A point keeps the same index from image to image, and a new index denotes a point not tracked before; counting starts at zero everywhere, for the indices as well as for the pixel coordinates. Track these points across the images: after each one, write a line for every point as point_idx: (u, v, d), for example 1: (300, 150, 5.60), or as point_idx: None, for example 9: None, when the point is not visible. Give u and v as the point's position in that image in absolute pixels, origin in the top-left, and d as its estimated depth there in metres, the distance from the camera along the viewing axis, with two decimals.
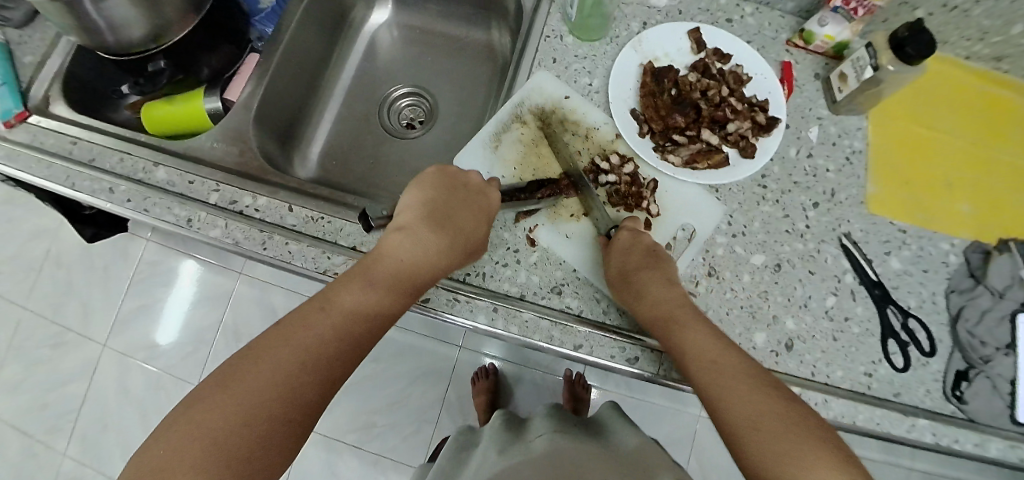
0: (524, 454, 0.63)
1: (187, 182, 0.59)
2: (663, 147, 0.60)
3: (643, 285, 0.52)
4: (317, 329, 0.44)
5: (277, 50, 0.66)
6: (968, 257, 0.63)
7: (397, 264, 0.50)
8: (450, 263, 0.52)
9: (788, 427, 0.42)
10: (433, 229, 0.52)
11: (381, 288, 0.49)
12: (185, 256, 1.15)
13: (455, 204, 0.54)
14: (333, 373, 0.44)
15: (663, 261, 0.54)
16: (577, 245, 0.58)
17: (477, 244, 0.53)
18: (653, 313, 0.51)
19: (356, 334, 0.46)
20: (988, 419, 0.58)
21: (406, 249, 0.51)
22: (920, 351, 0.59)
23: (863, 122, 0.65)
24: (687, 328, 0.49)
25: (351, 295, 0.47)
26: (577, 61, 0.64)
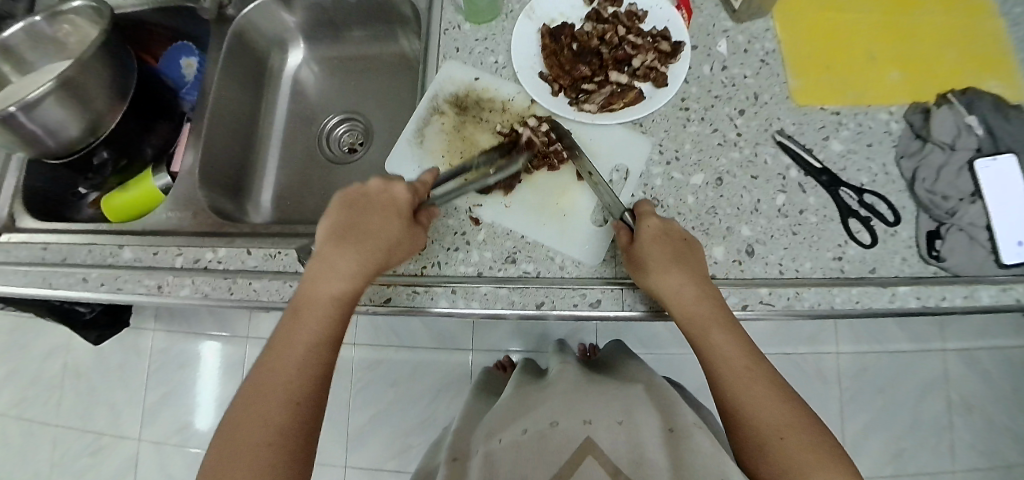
0: (537, 399, 0.61)
1: (152, 253, 0.62)
2: (577, 99, 0.62)
3: (678, 285, 0.51)
4: (281, 367, 0.49)
5: (205, 114, 0.70)
6: (909, 120, 0.63)
7: (323, 288, 0.52)
8: (374, 265, 0.53)
9: (801, 437, 0.46)
10: (345, 245, 0.53)
11: (315, 316, 0.51)
12: (193, 337, 1.19)
13: (358, 214, 0.55)
14: (304, 395, 0.49)
15: (695, 255, 0.53)
16: (518, 212, 0.59)
17: (393, 238, 0.54)
18: (688, 312, 0.51)
19: (312, 359, 0.50)
20: (972, 270, 0.58)
21: (327, 274, 0.52)
22: (884, 222, 0.59)
23: (768, 23, 0.66)
24: (719, 332, 0.51)
25: (301, 330, 0.51)
26: (479, 44, 0.65)
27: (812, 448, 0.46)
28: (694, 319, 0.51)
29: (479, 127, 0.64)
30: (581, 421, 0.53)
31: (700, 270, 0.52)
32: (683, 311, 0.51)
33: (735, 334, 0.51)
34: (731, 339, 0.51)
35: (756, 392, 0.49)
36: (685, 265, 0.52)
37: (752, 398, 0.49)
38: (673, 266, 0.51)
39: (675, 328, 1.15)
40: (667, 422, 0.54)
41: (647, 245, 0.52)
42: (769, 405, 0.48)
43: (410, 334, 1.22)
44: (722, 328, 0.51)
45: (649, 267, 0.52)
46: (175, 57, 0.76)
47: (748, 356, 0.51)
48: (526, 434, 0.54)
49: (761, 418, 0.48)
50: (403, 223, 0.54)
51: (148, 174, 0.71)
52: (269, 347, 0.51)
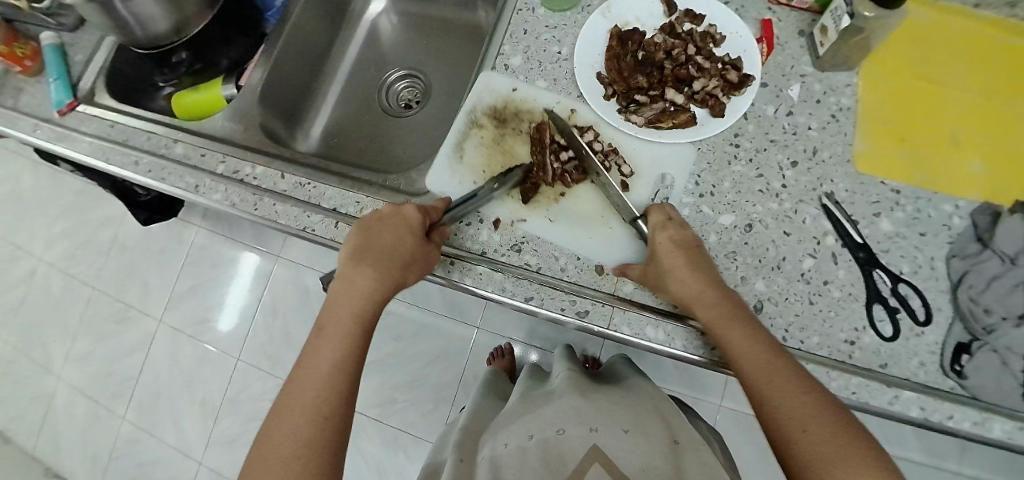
0: (544, 403, 0.59)
1: (200, 155, 0.67)
2: (626, 109, 0.61)
3: (677, 275, 0.50)
4: (309, 380, 0.49)
5: (280, 39, 0.73)
6: (975, 219, 0.58)
7: (347, 302, 0.52)
8: (394, 280, 0.53)
9: (833, 436, 0.42)
10: (359, 263, 0.53)
11: (340, 329, 0.51)
12: (231, 243, 1.28)
13: (374, 233, 0.54)
14: (331, 407, 0.48)
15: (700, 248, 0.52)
16: (564, 225, 0.58)
17: (410, 255, 0.53)
18: (702, 310, 0.49)
19: (338, 371, 0.49)
20: (994, 397, 0.52)
21: (349, 292, 0.52)
22: (912, 320, 0.55)
23: (851, 78, 0.62)
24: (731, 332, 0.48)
25: (325, 343, 0.51)
26: (547, 31, 0.65)
27: (834, 427, 0.42)
28: (714, 323, 0.49)
29: (518, 139, 0.63)
30: (587, 428, 0.52)
31: (705, 262, 0.51)
32: (705, 314, 0.49)
33: (754, 333, 0.48)
34: (751, 340, 0.47)
35: (782, 388, 0.45)
36: (701, 267, 0.51)
37: (779, 398, 0.45)
38: (688, 267, 0.50)
39: (681, 365, 1.12)
40: (673, 434, 0.53)
41: (661, 248, 0.52)
42: (796, 402, 0.44)
43: (424, 296, 1.26)
44: (740, 329, 0.48)
45: (663, 267, 0.52)
46: None
47: (769, 351, 0.47)
48: (532, 441, 0.53)
49: (786, 412, 0.44)
50: (418, 242, 0.54)
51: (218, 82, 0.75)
52: (299, 362, 0.51)
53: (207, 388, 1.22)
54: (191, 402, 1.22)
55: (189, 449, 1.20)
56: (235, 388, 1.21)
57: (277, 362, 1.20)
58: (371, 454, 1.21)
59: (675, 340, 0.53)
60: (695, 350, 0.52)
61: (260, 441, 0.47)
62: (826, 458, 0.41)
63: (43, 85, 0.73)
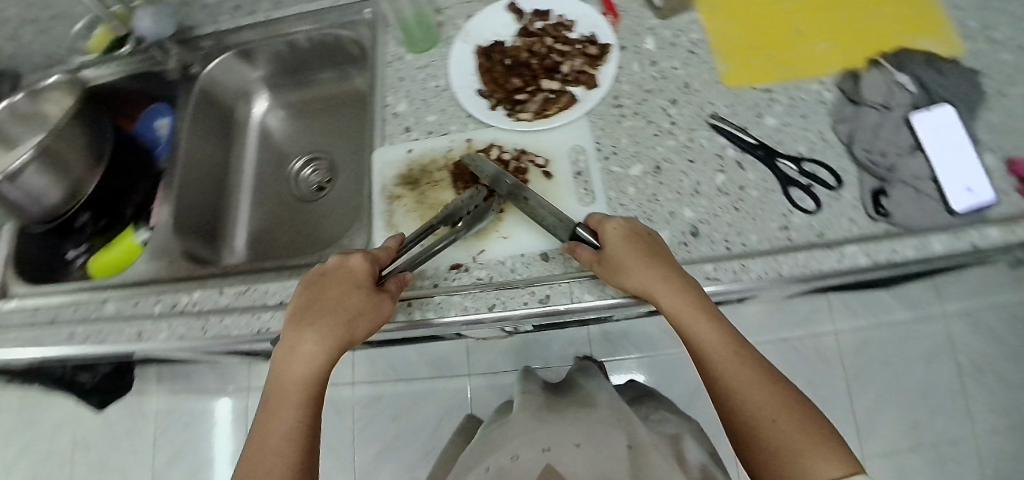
0: (501, 431, 0.58)
1: (134, 304, 0.66)
2: (513, 110, 0.64)
3: (638, 272, 0.50)
4: (263, 457, 0.46)
5: (176, 170, 0.75)
6: (841, 87, 0.64)
7: (297, 373, 0.49)
8: (343, 338, 0.50)
9: (795, 427, 0.43)
10: (306, 326, 0.50)
11: (292, 397, 0.48)
12: (199, 393, 1.22)
13: (320, 291, 0.52)
14: (289, 479, 0.45)
15: (656, 245, 0.52)
16: (519, 238, 0.60)
17: (359, 310, 0.51)
18: (666, 303, 0.49)
19: (292, 443, 0.46)
20: (925, 222, 0.57)
21: (296, 360, 0.49)
22: (827, 187, 0.60)
23: (693, 15, 0.69)
24: (696, 325, 0.49)
25: (277, 415, 0.48)
26: (419, 71, 0.69)
27: (796, 418, 0.44)
28: (679, 311, 0.49)
29: (437, 187, 0.63)
30: (540, 449, 0.52)
31: (668, 259, 0.51)
32: (671, 303, 0.49)
33: (717, 319, 0.49)
34: (717, 327, 0.48)
35: (745, 372, 0.46)
36: (659, 260, 0.51)
37: (744, 384, 0.46)
38: (649, 261, 0.50)
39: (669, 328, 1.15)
40: (627, 439, 0.53)
41: (618, 246, 0.51)
42: (760, 388, 0.45)
43: (406, 364, 1.19)
44: (706, 318, 0.49)
45: (626, 268, 0.51)
46: (149, 119, 0.81)
47: (734, 343, 0.48)
48: (488, 472, 0.52)
49: (750, 402, 0.45)
50: (365, 295, 0.52)
51: (129, 231, 0.75)
52: (252, 437, 0.48)
53: None
54: None
55: None
56: None
57: None
58: None
59: None
60: None
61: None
62: (791, 445, 0.42)
63: None
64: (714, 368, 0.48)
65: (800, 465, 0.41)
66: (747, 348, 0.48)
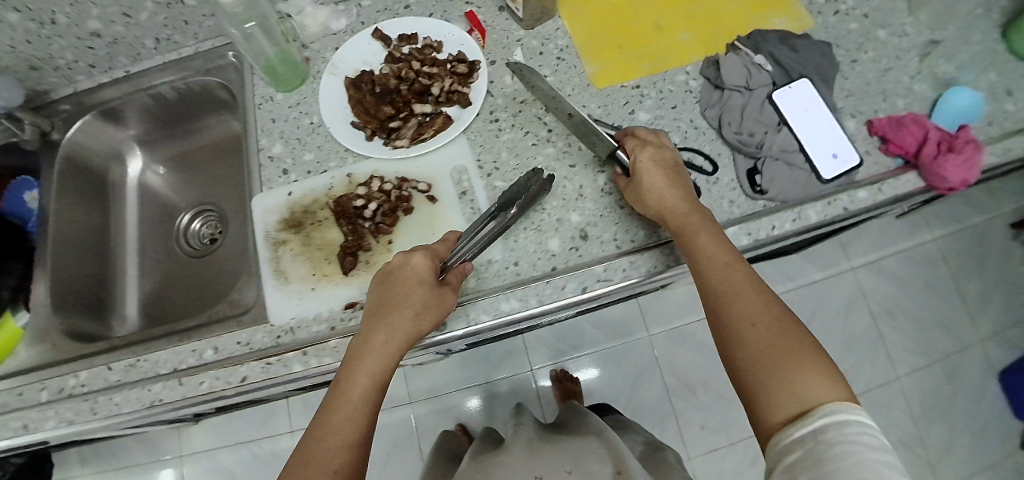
0: (498, 464, 0.62)
1: (13, 395, 0.60)
2: (390, 138, 0.63)
3: (652, 189, 0.54)
4: (324, 440, 0.45)
5: (46, 247, 0.69)
6: (705, 75, 0.67)
7: (365, 361, 0.48)
8: (407, 335, 0.49)
9: (782, 333, 0.44)
10: (376, 317, 0.50)
11: (359, 386, 0.47)
12: (126, 473, 1.12)
13: (396, 280, 0.51)
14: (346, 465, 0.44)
15: (676, 172, 0.56)
16: None
17: (421, 306, 0.49)
18: (675, 219, 0.53)
19: (353, 430, 0.45)
20: (798, 194, 0.61)
21: (366, 349, 0.48)
22: (704, 173, 0.62)
23: (557, 22, 0.70)
24: (703, 239, 0.51)
25: (342, 404, 0.47)
26: (292, 110, 0.67)
27: (785, 328, 0.45)
28: (687, 230, 0.52)
29: (324, 226, 0.62)
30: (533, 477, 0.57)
31: (685, 186, 0.55)
32: (679, 223, 0.53)
33: (720, 239, 0.51)
34: (723, 247, 0.51)
35: (745, 287, 0.48)
36: (677, 187, 0.54)
37: (742, 295, 0.47)
38: (674, 187, 0.54)
39: (601, 322, 1.15)
40: (617, 466, 0.57)
41: (647, 170, 0.55)
42: (754, 303, 0.46)
43: None
44: (714, 238, 0.51)
45: (646, 188, 0.55)
46: (17, 193, 0.73)
47: (735, 259, 0.50)
48: None
49: (739, 306, 0.47)
50: (430, 289, 0.50)
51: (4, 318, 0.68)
52: (315, 421, 0.47)
53: None
54: None
55: None
56: None
57: None
58: None
59: (528, 302, 0.56)
60: (547, 301, 0.56)
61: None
62: (779, 354, 0.43)
63: None
64: (713, 282, 0.49)
65: (786, 363, 0.42)
66: (750, 271, 0.49)
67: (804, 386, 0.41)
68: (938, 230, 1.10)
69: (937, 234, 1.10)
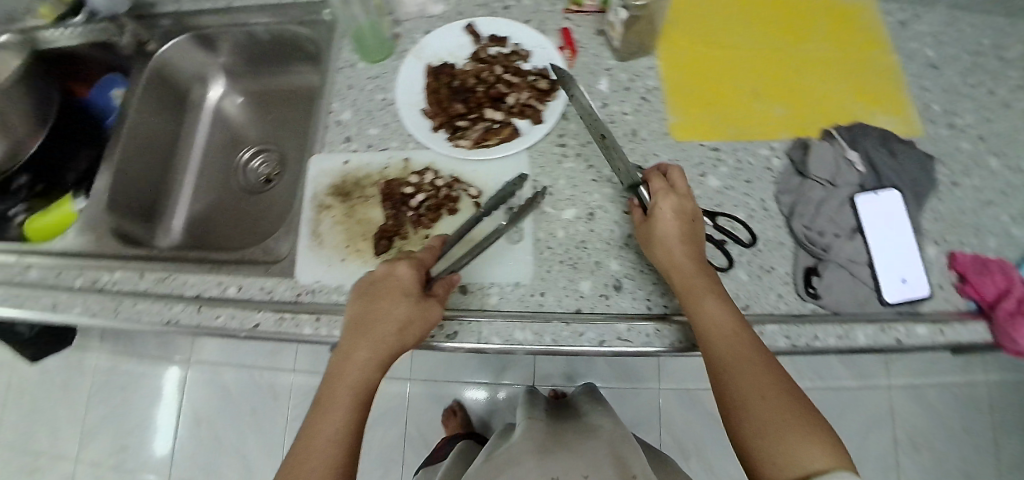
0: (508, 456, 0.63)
1: (54, 274, 0.65)
2: (454, 135, 0.63)
3: (663, 243, 0.51)
4: (310, 462, 0.45)
5: (116, 148, 0.73)
6: (791, 156, 0.63)
7: (348, 380, 0.48)
8: (388, 350, 0.48)
9: (780, 403, 0.42)
10: (357, 333, 0.49)
11: (344, 403, 0.48)
12: (137, 359, 1.15)
13: (373, 294, 0.50)
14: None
15: (692, 224, 0.52)
16: (438, 266, 0.59)
17: (403, 322, 0.49)
18: (680, 281, 0.50)
19: (342, 448, 0.46)
20: (852, 308, 0.59)
21: (348, 367, 0.49)
22: (743, 245, 0.60)
23: (653, 60, 0.67)
24: (705, 303, 0.48)
25: (323, 421, 0.47)
26: (370, 81, 0.67)
27: (785, 398, 0.43)
28: (698, 295, 0.49)
29: (367, 204, 0.62)
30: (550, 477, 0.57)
31: (698, 242, 0.51)
32: (688, 286, 0.49)
33: (727, 303, 0.49)
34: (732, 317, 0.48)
35: (752, 361, 0.45)
36: (691, 241, 0.51)
37: (751, 371, 0.44)
38: (690, 243, 0.51)
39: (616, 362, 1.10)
40: (627, 473, 0.57)
41: (664, 221, 0.51)
42: (764, 379, 0.44)
43: None
44: (722, 306, 0.48)
45: (657, 241, 0.51)
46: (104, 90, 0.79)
47: (738, 323, 0.47)
48: None
49: (739, 373, 0.45)
50: (412, 304, 0.49)
51: (68, 199, 0.75)
52: (302, 437, 0.48)
53: None
54: None
55: None
56: None
57: (211, 471, 1.10)
58: None
59: (543, 336, 0.55)
60: (563, 342, 0.55)
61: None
62: (791, 435, 0.41)
63: None
64: (721, 357, 0.46)
65: (785, 435, 0.41)
66: (758, 343, 0.47)
67: (805, 462, 0.39)
68: (997, 375, 1.01)
69: (994, 379, 1.01)
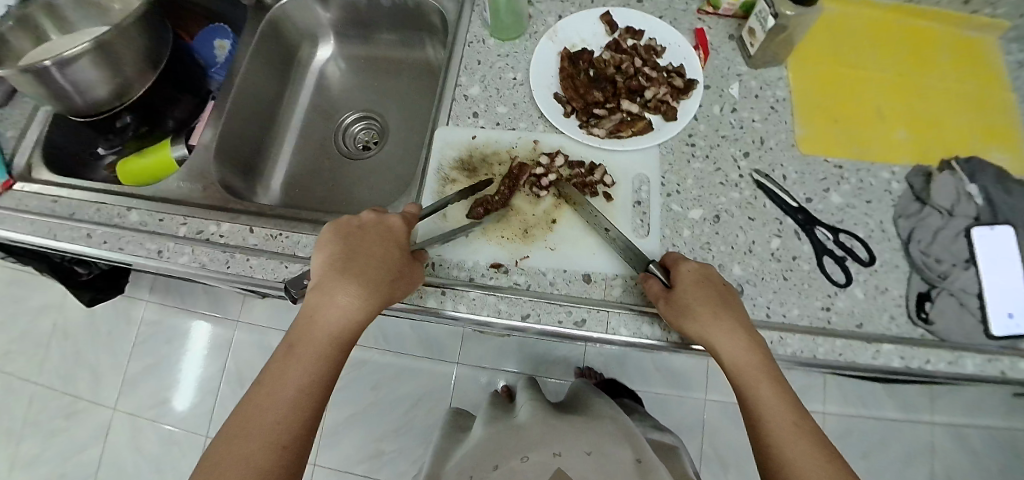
0: (507, 430, 0.61)
1: (158, 219, 0.63)
2: (587, 123, 0.64)
3: (700, 321, 0.49)
4: (263, 404, 0.45)
5: (228, 98, 0.72)
6: (910, 182, 0.63)
7: (323, 326, 0.48)
8: (380, 292, 0.50)
9: None
10: (346, 274, 0.50)
11: (311, 349, 0.48)
12: (183, 314, 1.21)
13: (356, 245, 0.52)
14: (290, 435, 0.44)
15: (726, 299, 0.51)
16: (565, 252, 0.58)
17: (394, 269, 0.52)
18: (729, 359, 0.49)
19: (304, 397, 0.46)
20: (960, 337, 0.57)
21: (329, 310, 0.49)
22: (859, 262, 0.60)
23: (782, 71, 0.68)
24: (755, 385, 0.48)
25: (295, 362, 0.47)
26: (500, 58, 0.67)
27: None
28: (743, 369, 0.49)
29: (493, 183, 0.63)
30: (552, 453, 0.55)
31: (744, 318, 0.50)
32: (735, 360, 0.49)
33: (782, 387, 0.48)
34: (779, 392, 0.48)
35: (795, 440, 0.45)
36: (729, 313, 0.50)
37: (796, 452, 0.45)
38: (720, 312, 0.49)
39: (664, 367, 1.14)
40: (635, 454, 0.56)
41: (688, 291, 0.50)
42: (809, 457, 0.45)
43: (399, 337, 1.20)
44: (770, 380, 0.48)
45: (696, 316, 0.49)
46: (208, 39, 0.78)
47: (793, 409, 0.47)
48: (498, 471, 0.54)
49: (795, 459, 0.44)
50: (398, 254, 0.53)
51: (167, 143, 0.72)
52: (259, 380, 0.47)
53: (177, 473, 1.13)
54: None
55: None
56: None
57: None
58: None
59: (670, 334, 0.54)
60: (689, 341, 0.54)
61: (200, 469, 0.43)
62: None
63: None
64: (768, 436, 0.46)
65: None
66: (807, 419, 0.47)
67: None
68: None
69: None
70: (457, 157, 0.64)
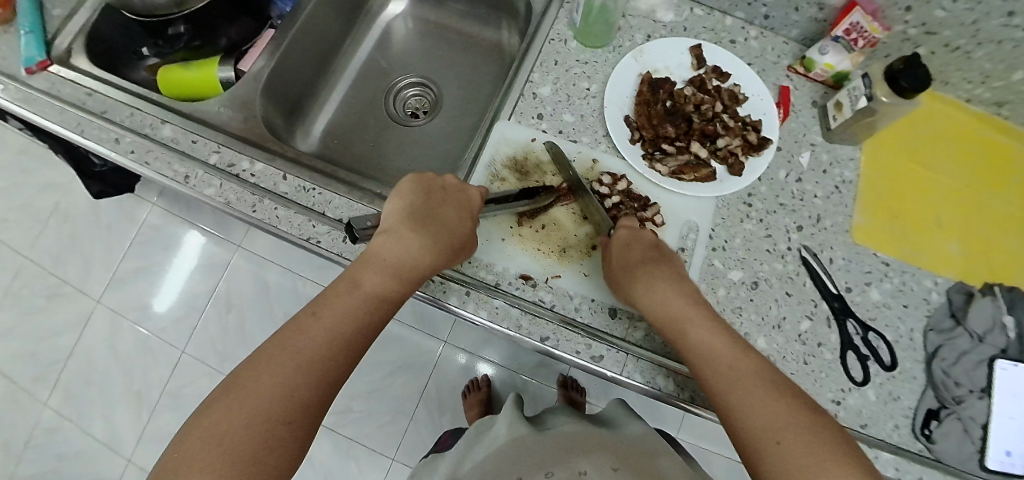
0: (527, 442, 0.56)
1: (190, 141, 0.60)
2: (652, 155, 0.62)
3: (621, 269, 0.52)
4: (314, 333, 0.42)
5: (289, 33, 0.70)
6: (951, 297, 0.62)
7: (387, 267, 0.47)
8: (446, 257, 0.50)
9: (802, 435, 0.40)
10: (417, 229, 0.50)
11: (372, 290, 0.46)
12: (185, 225, 1.19)
13: (436, 204, 0.52)
14: (337, 372, 0.42)
15: (657, 253, 0.54)
16: (598, 282, 0.57)
17: (466, 240, 0.52)
18: (660, 307, 0.50)
19: (356, 337, 0.44)
20: (956, 462, 0.57)
21: (393, 255, 0.48)
22: (880, 364, 0.59)
23: (855, 153, 0.66)
24: (688, 330, 0.48)
25: (351, 297, 0.45)
26: (578, 65, 0.65)
27: (806, 431, 0.40)
28: (671, 315, 0.50)
29: None
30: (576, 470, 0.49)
31: (670, 268, 0.53)
32: (660, 307, 0.50)
33: (717, 330, 0.48)
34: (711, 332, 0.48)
35: (739, 380, 0.44)
36: (655, 261, 0.53)
37: (744, 397, 0.43)
38: (643, 261, 0.52)
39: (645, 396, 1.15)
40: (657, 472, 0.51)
41: (616, 246, 0.54)
42: (763, 402, 0.42)
43: None
44: (699, 322, 0.49)
45: (621, 269, 0.52)
46: None
47: (732, 351, 0.46)
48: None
49: (749, 411, 0.42)
50: (473, 228, 0.53)
51: (215, 61, 0.68)
52: (313, 305, 0.44)
53: (146, 380, 1.12)
54: (124, 393, 1.12)
55: (118, 444, 1.10)
56: (177, 383, 1.12)
57: (226, 358, 1.13)
58: (319, 465, 1.14)
59: (682, 392, 0.54)
60: (701, 403, 0.53)
61: (230, 382, 0.40)
62: (807, 458, 0.38)
63: (10, 37, 0.62)
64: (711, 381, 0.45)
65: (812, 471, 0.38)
66: (751, 357, 0.46)
67: None
68: None
69: None
70: (510, 155, 0.62)
